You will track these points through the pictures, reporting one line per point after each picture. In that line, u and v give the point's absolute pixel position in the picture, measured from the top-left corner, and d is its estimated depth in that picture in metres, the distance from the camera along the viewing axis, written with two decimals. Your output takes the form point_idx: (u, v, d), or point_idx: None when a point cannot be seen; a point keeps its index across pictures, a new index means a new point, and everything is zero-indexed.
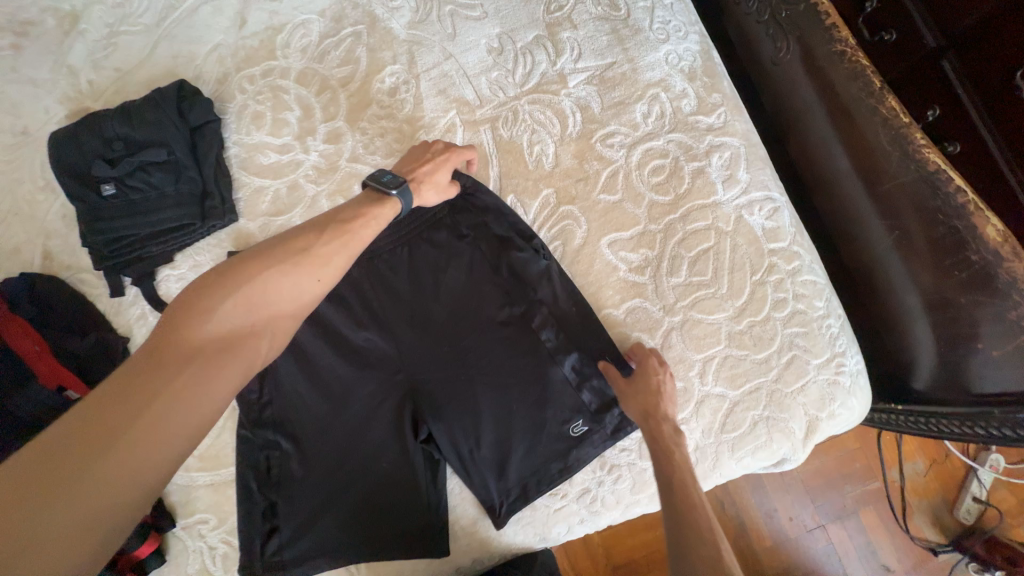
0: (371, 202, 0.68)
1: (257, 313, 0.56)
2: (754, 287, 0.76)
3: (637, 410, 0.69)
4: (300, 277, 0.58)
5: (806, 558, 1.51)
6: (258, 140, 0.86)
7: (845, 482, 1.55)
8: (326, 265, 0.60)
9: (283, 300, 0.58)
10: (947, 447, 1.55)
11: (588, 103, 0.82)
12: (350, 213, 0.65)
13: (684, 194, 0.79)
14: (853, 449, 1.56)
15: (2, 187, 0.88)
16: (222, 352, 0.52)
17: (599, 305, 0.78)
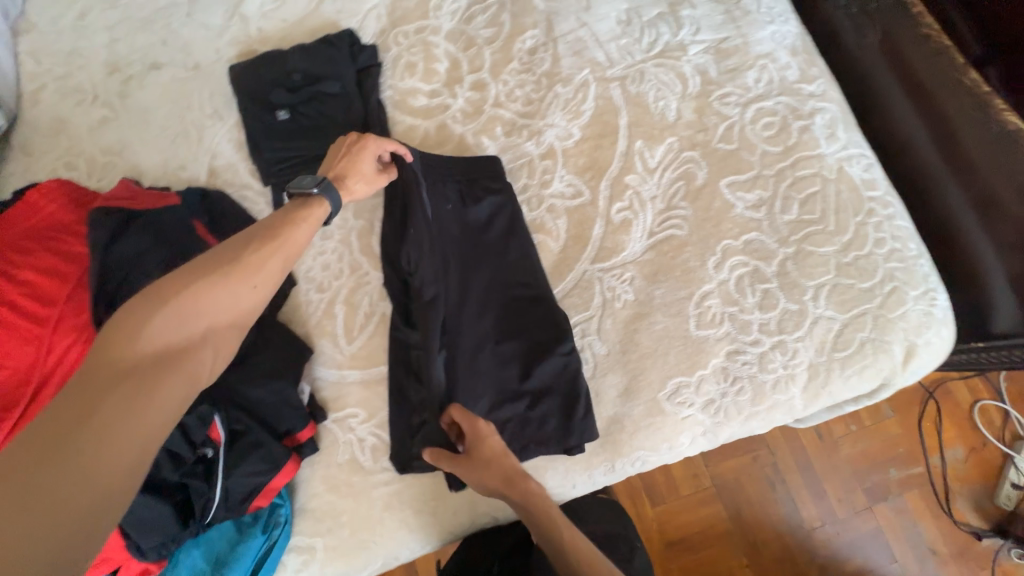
0: (299, 210, 0.68)
1: (195, 324, 0.56)
2: (857, 226, 0.87)
3: (495, 481, 0.69)
4: (243, 282, 0.60)
5: (855, 539, 1.33)
6: (411, 85, 0.97)
7: (890, 465, 1.38)
8: (258, 273, 0.61)
9: (220, 309, 0.58)
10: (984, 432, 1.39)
11: (706, 69, 0.95)
12: (282, 225, 0.66)
13: (793, 146, 0.91)
14: (895, 434, 1.39)
15: (171, 112, 0.97)
16: (163, 365, 0.52)
17: (720, 236, 0.87)
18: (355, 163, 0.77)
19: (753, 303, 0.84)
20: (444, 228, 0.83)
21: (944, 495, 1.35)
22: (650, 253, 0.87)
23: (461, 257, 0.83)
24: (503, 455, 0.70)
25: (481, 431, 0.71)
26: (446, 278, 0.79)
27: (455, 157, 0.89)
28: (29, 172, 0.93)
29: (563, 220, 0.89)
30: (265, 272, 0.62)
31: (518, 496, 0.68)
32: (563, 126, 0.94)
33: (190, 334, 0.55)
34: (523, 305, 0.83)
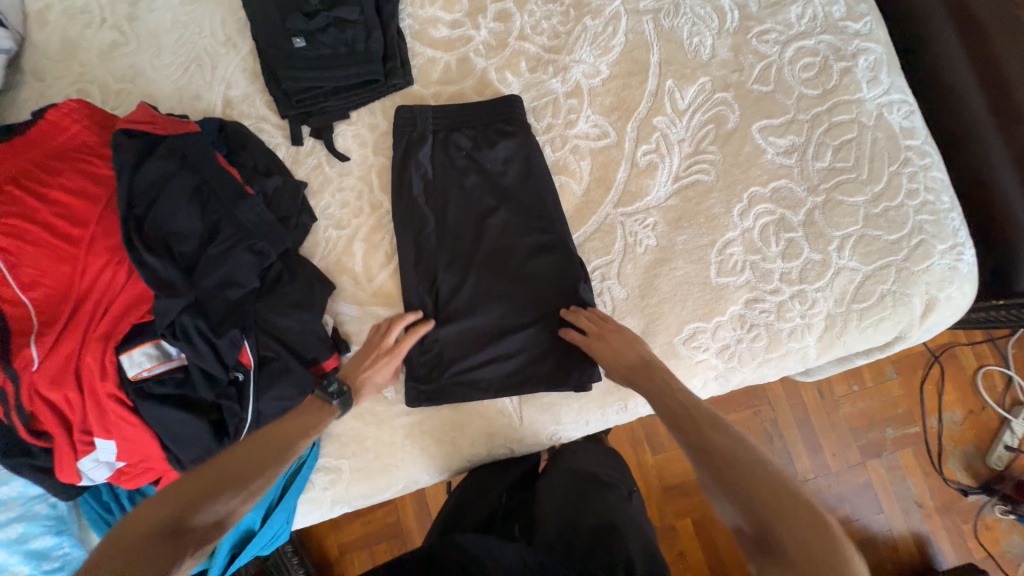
0: (311, 411, 0.72)
1: (199, 506, 0.56)
2: (890, 176, 0.84)
3: (618, 372, 0.75)
4: (250, 472, 0.62)
5: (846, 492, 1.39)
6: (431, 14, 0.92)
7: (887, 424, 1.41)
8: (267, 462, 0.64)
9: (223, 490, 0.59)
10: (984, 397, 1.41)
11: (747, 3, 0.89)
12: (300, 423, 0.70)
13: (832, 89, 0.86)
14: (896, 395, 1.42)
15: (182, 38, 0.93)
16: (159, 541, 0.52)
17: (747, 182, 0.85)
18: (374, 371, 0.77)
19: (776, 252, 0.83)
20: (458, 179, 0.85)
21: (937, 453, 1.39)
22: (675, 198, 0.85)
23: (471, 207, 0.84)
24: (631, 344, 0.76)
25: (606, 327, 0.77)
26: (450, 232, 0.83)
27: (472, 102, 0.87)
28: (43, 98, 0.91)
29: (587, 161, 0.87)
30: (272, 461, 0.64)
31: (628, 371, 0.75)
32: (590, 63, 0.89)
33: (194, 513, 0.56)
34: (533, 251, 0.83)
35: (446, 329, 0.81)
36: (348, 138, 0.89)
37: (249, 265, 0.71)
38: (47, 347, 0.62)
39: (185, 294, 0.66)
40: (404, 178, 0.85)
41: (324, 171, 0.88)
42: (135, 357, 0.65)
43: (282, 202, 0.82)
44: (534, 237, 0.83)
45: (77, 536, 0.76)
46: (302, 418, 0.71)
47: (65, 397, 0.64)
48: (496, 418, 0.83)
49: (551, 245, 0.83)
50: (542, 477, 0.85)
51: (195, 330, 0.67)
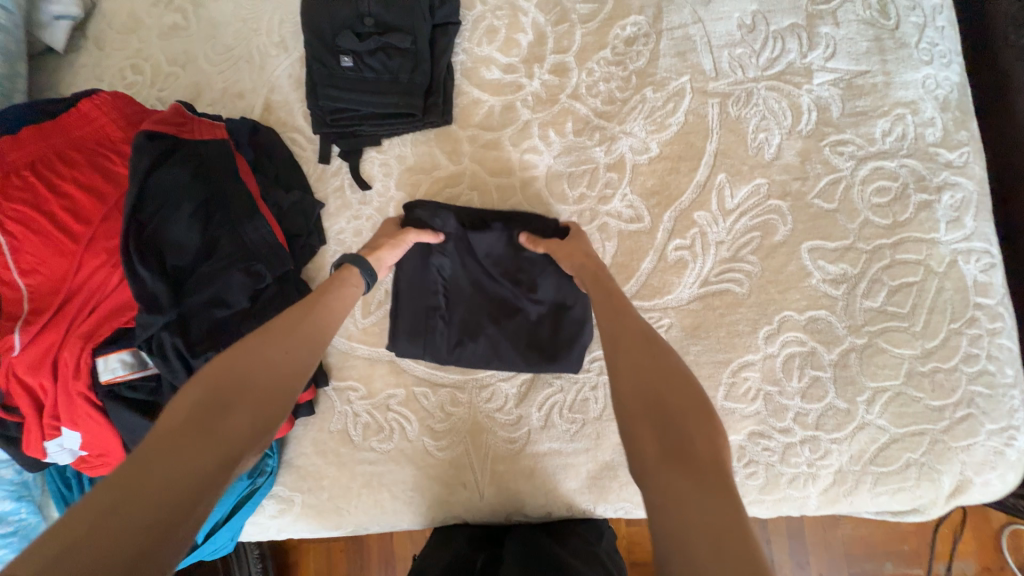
0: (347, 280, 0.67)
1: (269, 354, 0.52)
2: (949, 335, 0.74)
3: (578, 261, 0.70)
4: (301, 341, 0.56)
5: None
6: (486, 54, 0.88)
7: (888, 559, 1.17)
8: (315, 324, 0.59)
9: (288, 344, 0.54)
10: (1008, 558, 1.14)
11: (829, 106, 0.80)
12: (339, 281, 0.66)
13: (904, 222, 0.76)
14: (904, 529, 1.17)
15: (240, 34, 0.92)
16: (233, 395, 0.48)
17: (782, 304, 0.77)
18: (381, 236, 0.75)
19: (796, 389, 0.75)
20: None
21: None
22: (697, 303, 0.78)
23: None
24: (586, 247, 0.72)
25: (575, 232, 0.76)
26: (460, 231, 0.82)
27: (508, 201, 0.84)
28: (98, 68, 0.93)
29: (612, 243, 0.81)
30: (316, 323, 0.59)
31: (592, 263, 0.68)
32: (640, 138, 0.83)
33: (264, 365, 0.51)
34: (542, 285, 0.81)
35: (434, 351, 0.78)
36: (375, 166, 0.86)
37: (242, 285, 0.71)
38: (30, 336, 0.62)
39: (167, 311, 0.65)
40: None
41: (346, 195, 0.86)
42: (110, 362, 0.65)
43: (293, 221, 0.81)
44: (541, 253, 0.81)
45: (35, 502, 0.79)
46: (331, 283, 0.65)
47: (40, 383, 0.64)
48: (456, 488, 0.78)
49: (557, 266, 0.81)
50: (501, 550, 0.74)
51: (171, 346, 0.65)
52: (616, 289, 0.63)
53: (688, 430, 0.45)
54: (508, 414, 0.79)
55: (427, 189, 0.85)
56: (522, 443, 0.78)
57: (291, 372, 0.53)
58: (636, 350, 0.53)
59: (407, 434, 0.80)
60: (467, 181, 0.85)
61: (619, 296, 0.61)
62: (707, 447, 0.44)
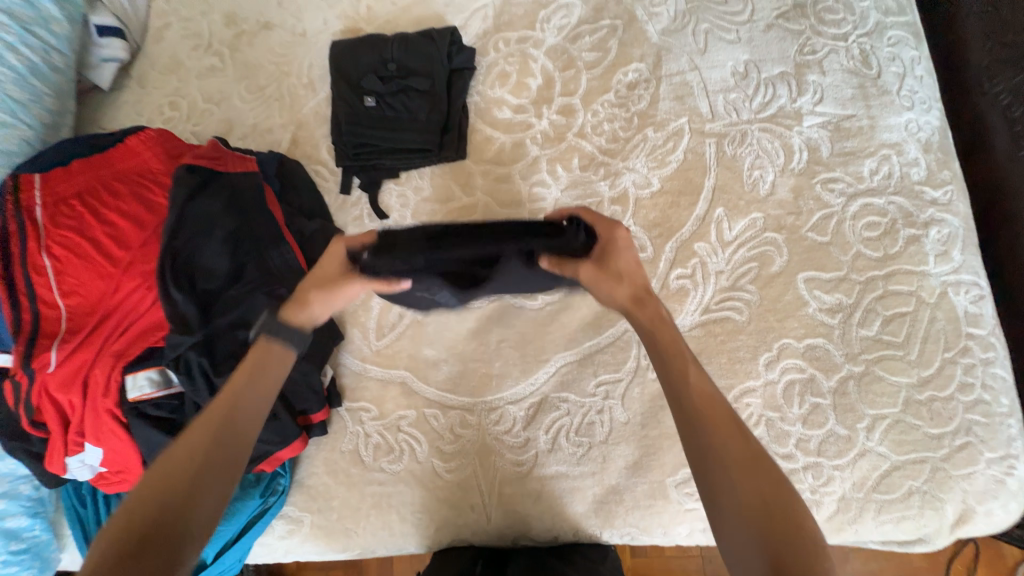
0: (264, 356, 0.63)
1: (179, 487, 0.53)
2: (944, 363, 0.77)
3: (625, 297, 0.64)
4: (215, 453, 0.56)
5: None
6: (499, 95, 0.94)
7: None
8: (232, 430, 0.58)
9: (198, 463, 0.54)
10: None
11: (818, 146, 0.86)
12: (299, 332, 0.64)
13: (895, 255, 0.80)
14: (915, 564, 1.15)
15: (272, 75, 1.00)
16: (138, 543, 0.49)
17: (781, 332, 0.80)
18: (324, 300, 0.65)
19: (797, 415, 0.77)
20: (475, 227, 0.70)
21: None
22: (699, 329, 0.82)
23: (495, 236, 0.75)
24: (635, 274, 0.65)
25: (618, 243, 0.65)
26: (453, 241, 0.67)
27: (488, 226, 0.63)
28: (138, 105, 1.00)
29: None
30: (235, 424, 0.58)
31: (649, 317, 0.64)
32: (643, 173, 0.88)
33: (174, 500, 0.52)
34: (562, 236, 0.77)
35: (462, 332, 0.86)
36: (392, 196, 0.92)
37: (265, 308, 0.74)
38: (66, 354, 0.66)
39: (196, 332, 0.69)
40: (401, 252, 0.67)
41: (364, 223, 0.91)
42: (138, 380, 0.68)
43: (314, 247, 0.86)
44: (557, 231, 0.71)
45: (49, 519, 0.80)
46: (247, 368, 0.62)
47: (69, 400, 0.67)
48: (463, 510, 0.79)
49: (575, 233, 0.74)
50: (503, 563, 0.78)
51: (197, 365, 0.69)
52: (691, 363, 0.60)
53: (795, 545, 0.49)
54: (516, 437, 0.81)
55: (441, 219, 0.89)
56: (529, 465, 0.80)
57: (204, 501, 0.53)
58: (733, 450, 0.55)
59: (417, 455, 0.81)
60: (479, 211, 0.90)
61: (697, 376, 0.59)
62: (813, 562, 0.48)
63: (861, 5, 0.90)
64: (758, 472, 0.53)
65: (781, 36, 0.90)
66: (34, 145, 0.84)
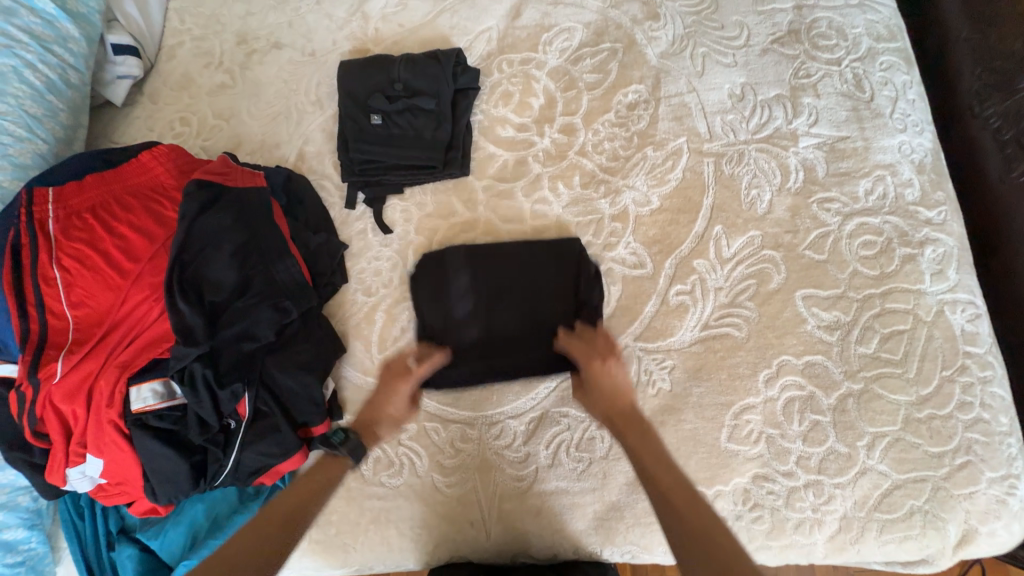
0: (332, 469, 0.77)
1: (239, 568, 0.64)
2: (942, 382, 0.77)
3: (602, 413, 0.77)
4: (272, 546, 0.68)
5: None
6: (502, 114, 0.97)
7: None
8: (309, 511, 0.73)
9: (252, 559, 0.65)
10: None
11: (814, 166, 0.87)
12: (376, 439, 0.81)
13: (891, 273, 0.82)
14: None
15: (281, 93, 1.02)
16: None
17: (779, 349, 0.80)
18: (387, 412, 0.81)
19: (797, 432, 0.77)
20: (499, 343, 0.83)
21: None
22: (699, 345, 0.82)
23: (507, 313, 0.84)
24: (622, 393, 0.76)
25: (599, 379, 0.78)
26: (485, 369, 0.83)
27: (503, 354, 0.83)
28: (149, 120, 1.02)
29: (617, 287, 0.86)
30: (294, 517, 0.71)
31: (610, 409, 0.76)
32: (643, 191, 0.90)
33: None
34: (556, 272, 0.85)
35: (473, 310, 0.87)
36: (396, 212, 0.93)
37: (270, 320, 0.75)
38: (71, 365, 0.67)
39: (201, 344, 0.70)
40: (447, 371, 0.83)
41: (368, 238, 0.92)
42: (142, 392, 0.68)
43: (319, 260, 0.87)
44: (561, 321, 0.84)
45: (46, 531, 0.79)
46: (312, 474, 0.76)
47: (73, 411, 0.68)
48: (463, 526, 0.79)
49: (571, 299, 0.85)
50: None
51: (201, 377, 0.69)
52: (650, 442, 0.73)
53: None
54: (516, 452, 0.81)
55: (444, 233, 0.91)
56: (529, 481, 0.79)
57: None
58: (680, 509, 0.67)
59: (417, 470, 0.81)
60: (481, 227, 0.91)
61: (657, 448, 0.72)
62: None
63: (853, 31, 0.93)
64: (710, 543, 0.64)
65: (776, 60, 0.93)
66: (47, 158, 0.85)
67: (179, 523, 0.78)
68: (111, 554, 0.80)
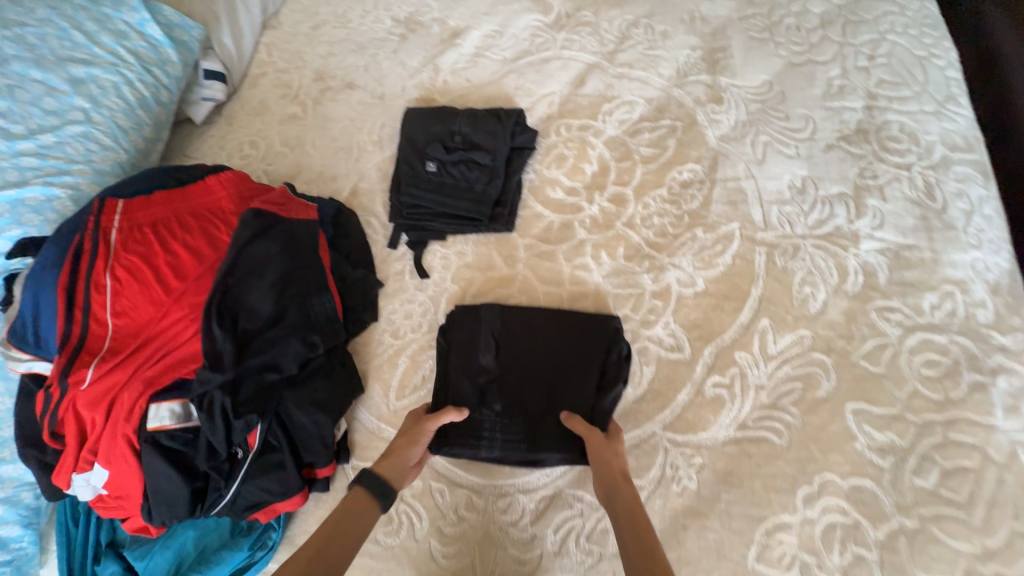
0: (359, 505, 0.65)
1: None
2: (1015, 537, 0.67)
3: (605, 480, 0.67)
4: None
5: None
6: (554, 176, 0.98)
7: None
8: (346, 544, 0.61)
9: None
10: None
11: (875, 271, 0.83)
12: (399, 473, 0.70)
13: (957, 400, 0.74)
14: None
15: (347, 129, 1.07)
16: None
17: (822, 465, 0.73)
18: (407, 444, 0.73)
19: (837, 565, 0.69)
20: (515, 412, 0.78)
21: None
22: (732, 446, 0.76)
23: (529, 386, 0.80)
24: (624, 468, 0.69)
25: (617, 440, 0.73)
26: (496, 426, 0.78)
27: (518, 421, 0.78)
28: (222, 140, 1.09)
29: (651, 368, 0.82)
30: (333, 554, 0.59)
31: (635, 502, 0.64)
32: (688, 272, 0.87)
33: None
34: (586, 342, 0.81)
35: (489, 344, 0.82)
36: (436, 257, 0.93)
37: (296, 353, 0.75)
38: (101, 373, 0.68)
39: (226, 371, 0.70)
40: (472, 434, 0.77)
41: (404, 279, 0.92)
42: (160, 411, 0.68)
43: (354, 296, 0.88)
44: (586, 395, 0.78)
45: (39, 531, 0.78)
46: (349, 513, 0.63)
47: (92, 418, 0.68)
48: None
49: (595, 378, 0.79)
50: None
51: (219, 405, 0.69)
52: (649, 545, 0.58)
53: None
54: (522, 531, 0.75)
55: (480, 287, 0.90)
56: (532, 566, 0.73)
57: None
58: None
59: (415, 532, 0.77)
60: (518, 285, 0.90)
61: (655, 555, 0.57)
62: None
63: (926, 137, 0.91)
64: None
65: (841, 157, 0.91)
66: (125, 167, 0.91)
67: (168, 547, 0.75)
68: (94, 568, 0.77)
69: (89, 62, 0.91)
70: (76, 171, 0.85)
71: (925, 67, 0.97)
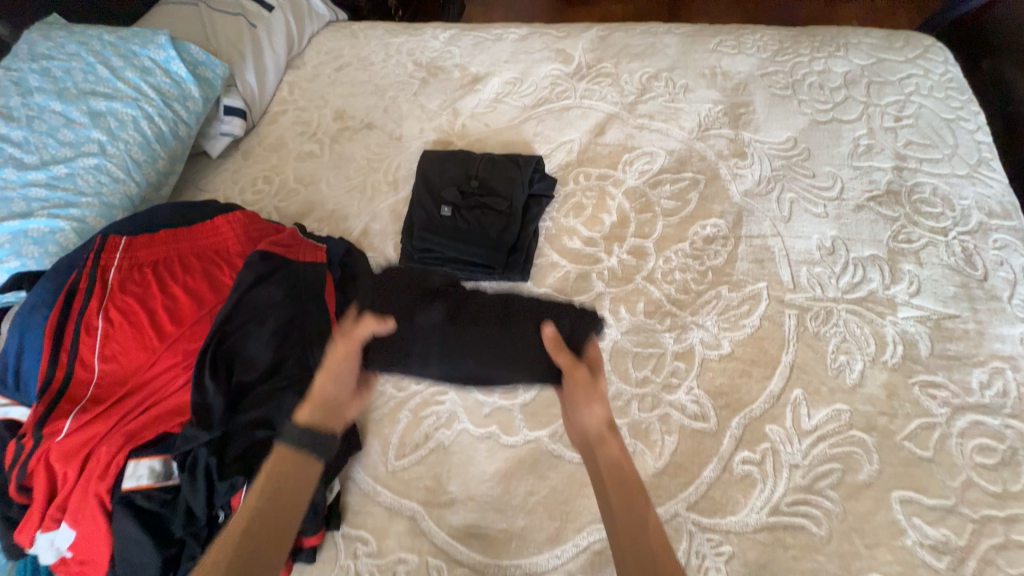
0: (287, 465, 0.55)
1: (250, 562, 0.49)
2: None
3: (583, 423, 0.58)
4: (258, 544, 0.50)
5: None
6: (572, 225, 0.95)
7: None
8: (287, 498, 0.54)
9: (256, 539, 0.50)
10: None
11: (916, 342, 0.77)
12: (328, 411, 0.58)
13: (1017, 494, 0.67)
14: None
15: (362, 169, 1.06)
16: None
17: (869, 563, 0.65)
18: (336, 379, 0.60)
19: None
20: (463, 332, 0.71)
21: None
22: (765, 534, 0.68)
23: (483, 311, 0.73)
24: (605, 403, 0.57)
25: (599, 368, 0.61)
26: (440, 343, 0.70)
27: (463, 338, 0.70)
28: (235, 175, 1.08)
29: (672, 437, 0.75)
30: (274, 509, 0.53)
31: (621, 452, 0.55)
32: (712, 332, 0.82)
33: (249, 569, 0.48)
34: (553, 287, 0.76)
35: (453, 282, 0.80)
36: None
37: (291, 408, 0.69)
38: (80, 423, 0.62)
39: (214, 429, 0.64)
40: (406, 348, 0.70)
41: None
42: (138, 468, 0.62)
43: None
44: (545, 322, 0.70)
45: None
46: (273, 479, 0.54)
47: (63, 473, 0.62)
48: None
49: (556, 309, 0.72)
50: None
51: (204, 464, 0.62)
52: (634, 500, 0.52)
53: None
54: None
55: None
56: None
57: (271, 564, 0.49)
58: None
59: None
60: None
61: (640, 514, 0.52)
62: None
63: (960, 202, 0.88)
64: None
65: (872, 218, 0.88)
66: (134, 201, 0.89)
67: None
68: None
69: (111, 96, 0.92)
70: (84, 204, 0.83)
71: (953, 130, 0.96)
